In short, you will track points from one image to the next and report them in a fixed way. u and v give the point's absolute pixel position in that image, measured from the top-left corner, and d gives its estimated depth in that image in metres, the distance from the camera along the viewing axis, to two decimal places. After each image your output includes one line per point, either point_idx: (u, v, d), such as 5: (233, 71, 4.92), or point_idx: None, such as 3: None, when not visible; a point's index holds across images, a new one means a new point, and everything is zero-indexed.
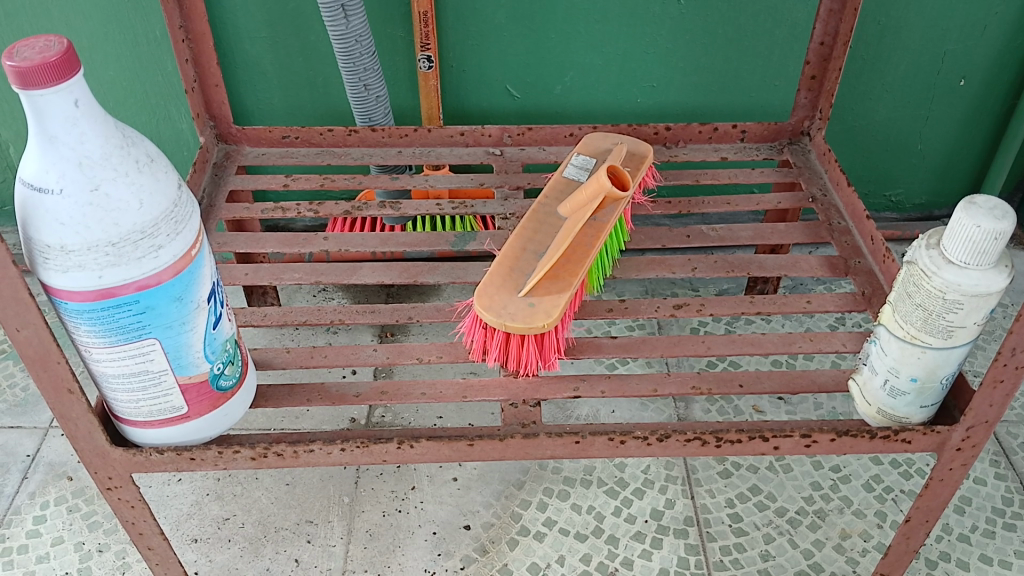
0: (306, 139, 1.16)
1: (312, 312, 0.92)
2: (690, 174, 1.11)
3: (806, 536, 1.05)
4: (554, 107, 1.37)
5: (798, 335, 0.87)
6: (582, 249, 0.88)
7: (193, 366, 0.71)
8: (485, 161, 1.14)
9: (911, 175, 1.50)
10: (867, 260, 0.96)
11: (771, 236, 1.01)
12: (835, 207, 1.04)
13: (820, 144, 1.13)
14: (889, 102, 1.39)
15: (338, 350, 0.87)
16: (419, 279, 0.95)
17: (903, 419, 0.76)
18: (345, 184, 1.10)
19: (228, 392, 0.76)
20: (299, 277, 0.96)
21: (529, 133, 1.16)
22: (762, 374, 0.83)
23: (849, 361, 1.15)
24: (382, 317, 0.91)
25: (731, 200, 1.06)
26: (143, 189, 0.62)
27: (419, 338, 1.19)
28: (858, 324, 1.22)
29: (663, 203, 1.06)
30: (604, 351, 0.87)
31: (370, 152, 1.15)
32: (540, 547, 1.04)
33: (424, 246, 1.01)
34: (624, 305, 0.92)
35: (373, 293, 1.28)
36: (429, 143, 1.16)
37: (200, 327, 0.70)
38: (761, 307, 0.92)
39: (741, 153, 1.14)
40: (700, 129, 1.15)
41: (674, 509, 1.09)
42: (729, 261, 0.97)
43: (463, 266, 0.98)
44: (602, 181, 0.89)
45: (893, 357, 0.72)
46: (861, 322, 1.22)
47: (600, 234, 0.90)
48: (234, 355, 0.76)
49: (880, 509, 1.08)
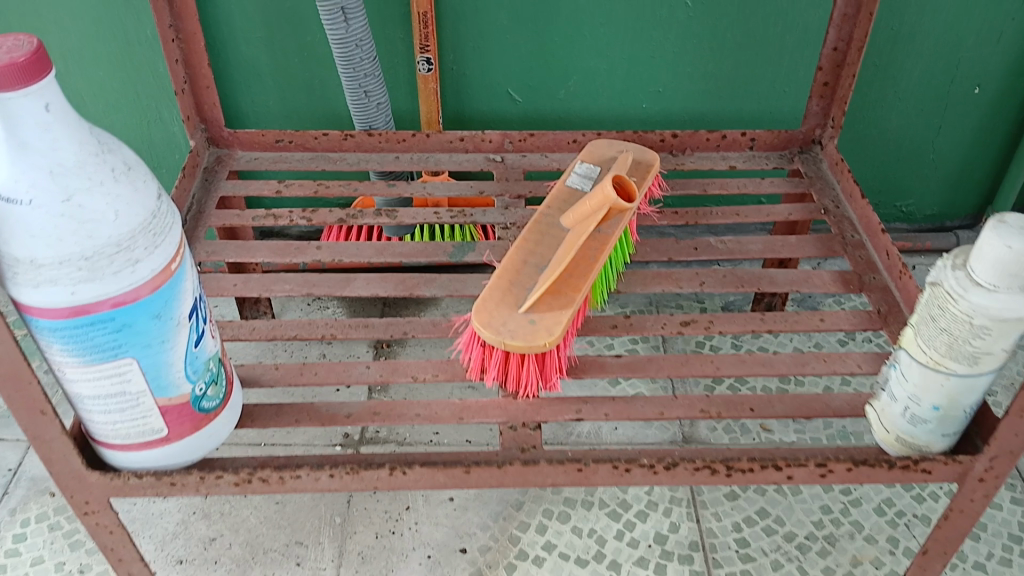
0: (300, 144, 1.12)
1: (303, 326, 0.88)
2: (698, 184, 1.07)
3: (815, 563, 1.01)
4: (556, 113, 1.33)
5: (812, 356, 0.83)
6: (586, 262, 0.84)
7: (173, 386, 0.67)
8: (484, 168, 1.11)
9: (923, 185, 1.46)
10: (882, 276, 0.93)
11: (782, 250, 0.97)
12: (848, 219, 1.01)
13: (832, 153, 1.09)
14: (901, 111, 1.35)
15: (329, 367, 0.83)
16: (415, 292, 0.91)
17: (923, 448, 0.72)
18: (340, 190, 1.06)
19: (211, 414, 0.72)
20: (290, 289, 0.92)
21: (531, 139, 1.12)
22: (774, 398, 0.79)
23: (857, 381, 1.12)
24: (376, 333, 0.87)
25: (739, 211, 1.03)
26: (120, 201, 0.59)
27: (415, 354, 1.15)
28: (867, 340, 1.18)
29: (669, 214, 1.02)
30: (608, 371, 0.82)
31: (366, 157, 1.11)
32: (539, 572, 1.00)
33: (421, 257, 0.97)
34: (629, 321, 0.87)
35: (370, 303, 1.24)
36: (427, 148, 1.12)
37: (181, 345, 0.66)
38: (773, 325, 0.87)
39: (750, 162, 1.10)
40: (708, 137, 1.11)
41: (679, 533, 1.05)
42: (739, 275, 0.93)
43: (460, 279, 0.93)
44: (606, 189, 0.84)
45: (914, 383, 0.68)
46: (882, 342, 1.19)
47: (606, 247, 0.86)
48: (218, 375, 0.72)
49: (892, 534, 1.04)
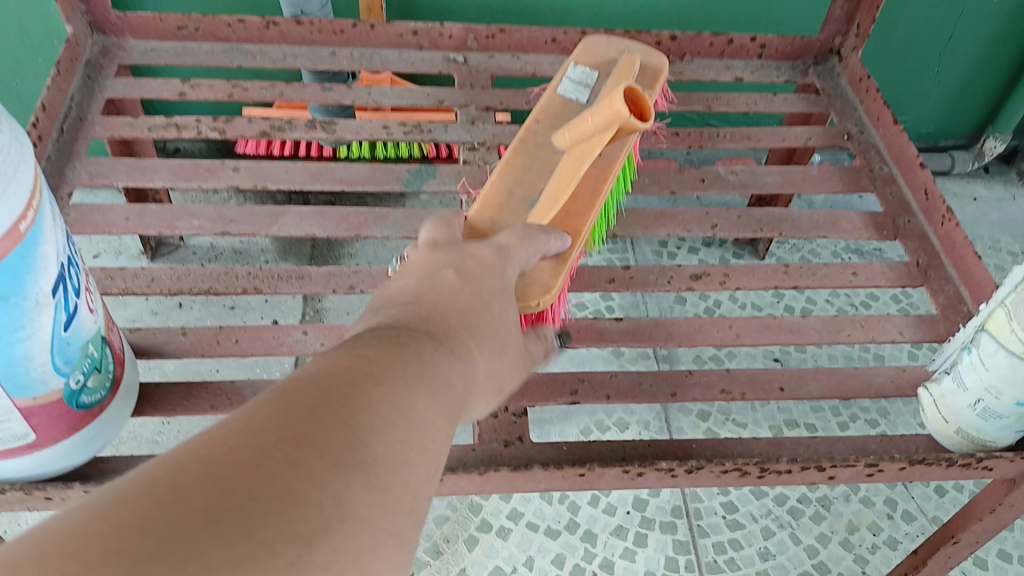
0: (209, 32, 0.88)
1: (219, 276, 0.69)
2: (700, 99, 0.90)
3: (809, 530, 0.92)
4: (524, 2, 1.12)
5: (846, 320, 0.70)
6: (584, 198, 0.67)
7: (38, 384, 0.48)
8: (443, 71, 0.91)
9: (920, 100, 1.32)
10: (917, 219, 0.79)
11: (802, 184, 0.83)
12: (874, 147, 0.86)
13: (853, 67, 0.93)
14: (913, 17, 1.18)
15: (254, 333, 0.65)
16: (362, 234, 0.73)
17: (987, 444, 0.58)
18: (261, 94, 0.85)
19: (94, 409, 0.54)
20: (200, 225, 0.73)
21: (500, 36, 0.91)
22: (807, 374, 0.65)
23: (862, 353, 1.03)
24: (315, 286, 0.69)
25: (750, 134, 0.88)
26: None
27: (343, 320, 1.05)
28: (866, 300, 1.09)
29: (670, 137, 0.86)
30: (606, 340, 0.67)
31: (295, 52, 0.89)
32: (504, 547, 0.88)
33: (367, 184, 0.79)
34: (629, 274, 0.73)
35: (299, 242, 1.09)
36: (372, 43, 0.90)
37: (44, 332, 0.47)
38: (798, 281, 0.74)
39: (758, 73, 0.94)
40: (712, 41, 0.93)
41: (659, 497, 0.93)
42: (755, 216, 0.79)
43: (419, 216, 0.75)
44: (625, 116, 0.61)
45: (997, 373, 0.55)
46: (875, 295, 1.10)
47: (609, 178, 0.69)
48: (101, 360, 0.54)
49: (890, 497, 0.95)
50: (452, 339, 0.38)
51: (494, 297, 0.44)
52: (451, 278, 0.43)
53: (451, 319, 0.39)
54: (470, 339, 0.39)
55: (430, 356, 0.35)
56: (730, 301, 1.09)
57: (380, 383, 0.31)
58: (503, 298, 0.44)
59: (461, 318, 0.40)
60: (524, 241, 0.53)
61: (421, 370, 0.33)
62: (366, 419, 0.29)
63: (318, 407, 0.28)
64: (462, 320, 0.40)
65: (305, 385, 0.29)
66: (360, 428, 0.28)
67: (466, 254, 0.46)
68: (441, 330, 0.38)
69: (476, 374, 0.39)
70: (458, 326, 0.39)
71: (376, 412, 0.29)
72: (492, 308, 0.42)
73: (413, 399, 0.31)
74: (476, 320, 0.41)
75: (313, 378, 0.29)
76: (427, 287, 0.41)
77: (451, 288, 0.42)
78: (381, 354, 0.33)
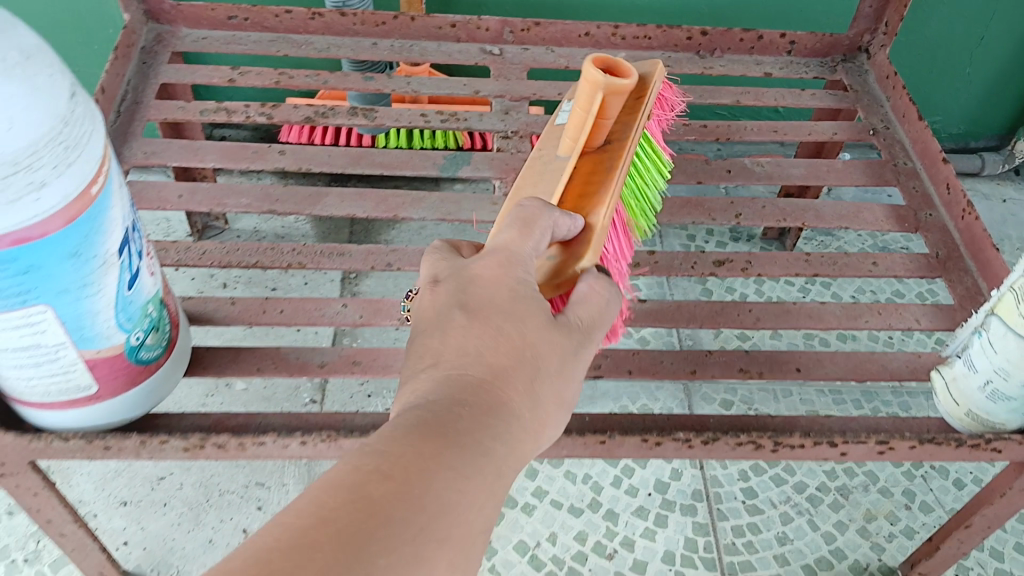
0: (257, 22, 0.93)
1: (265, 251, 0.73)
2: (729, 93, 0.93)
3: (827, 517, 0.94)
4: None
5: (864, 307, 0.72)
6: (597, 178, 0.58)
7: (103, 338, 0.53)
8: (480, 62, 0.94)
9: (951, 100, 1.33)
10: (939, 213, 0.80)
11: (826, 176, 0.85)
12: (899, 142, 0.88)
13: (881, 64, 0.95)
14: (945, 15, 1.19)
15: (298, 304, 0.69)
16: (400, 215, 0.77)
17: (996, 426, 0.61)
18: (307, 82, 0.89)
19: (151, 365, 0.58)
20: (248, 203, 0.77)
21: (536, 29, 0.95)
22: (824, 357, 0.68)
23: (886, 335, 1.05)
24: (354, 263, 0.73)
25: (778, 127, 0.90)
26: (16, 102, 0.42)
27: None
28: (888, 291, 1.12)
29: (697, 129, 0.89)
30: (631, 320, 0.70)
31: (338, 42, 0.93)
32: (528, 522, 0.91)
33: (404, 168, 0.82)
34: (654, 259, 0.76)
35: (340, 223, 1.14)
36: (412, 34, 0.94)
37: (110, 288, 0.52)
38: (819, 269, 0.76)
39: (788, 69, 0.96)
40: (742, 37, 0.95)
41: (680, 481, 0.96)
42: (778, 207, 0.81)
43: (454, 200, 0.79)
44: (603, 80, 0.54)
45: (1005, 356, 0.57)
46: (901, 291, 1.12)
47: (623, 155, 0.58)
48: (159, 320, 0.58)
49: (908, 488, 0.97)
50: (474, 398, 0.39)
51: (516, 320, 0.44)
52: (461, 320, 0.43)
53: (483, 366, 0.41)
54: (491, 390, 0.40)
55: (447, 425, 0.36)
56: (755, 293, 1.11)
57: (395, 476, 0.32)
58: (523, 312, 0.44)
59: (480, 366, 0.41)
60: (546, 208, 0.50)
61: (438, 447, 0.35)
62: (380, 521, 0.30)
63: (329, 521, 0.29)
64: (483, 368, 0.41)
65: (318, 499, 0.30)
66: (373, 531, 0.29)
67: (470, 280, 0.46)
68: (460, 393, 0.39)
69: (506, 419, 0.40)
70: (479, 377, 0.41)
71: (390, 511, 0.30)
72: (530, 338, 0.43)
73: (431, 484, 0.33)
74: (499, 360, 0.42)
75: (326, 487, 0.30)
76: (443, 340, 0.42)
77: (468, 332, 0.42)
78: (396, 440, 0.34)
